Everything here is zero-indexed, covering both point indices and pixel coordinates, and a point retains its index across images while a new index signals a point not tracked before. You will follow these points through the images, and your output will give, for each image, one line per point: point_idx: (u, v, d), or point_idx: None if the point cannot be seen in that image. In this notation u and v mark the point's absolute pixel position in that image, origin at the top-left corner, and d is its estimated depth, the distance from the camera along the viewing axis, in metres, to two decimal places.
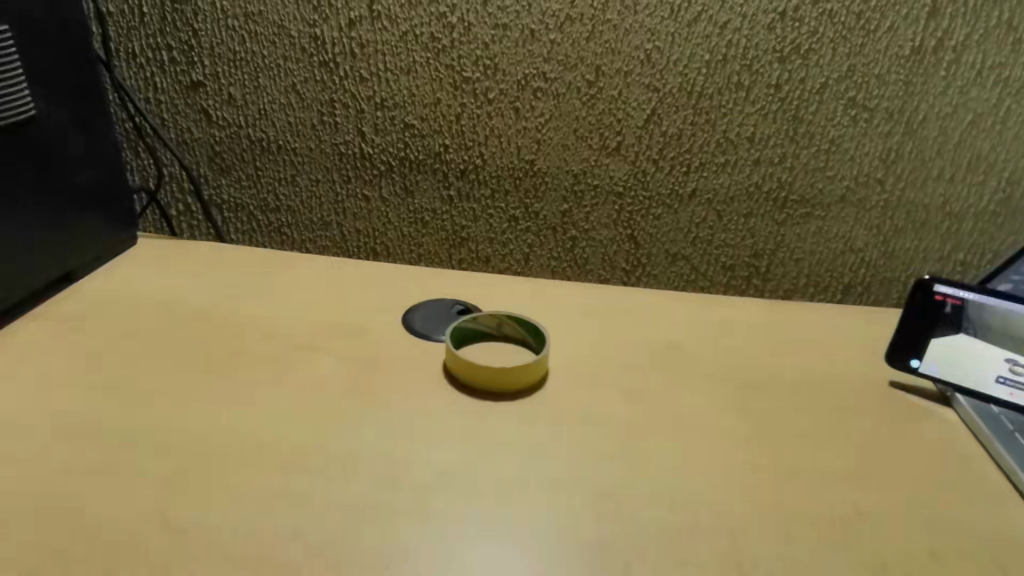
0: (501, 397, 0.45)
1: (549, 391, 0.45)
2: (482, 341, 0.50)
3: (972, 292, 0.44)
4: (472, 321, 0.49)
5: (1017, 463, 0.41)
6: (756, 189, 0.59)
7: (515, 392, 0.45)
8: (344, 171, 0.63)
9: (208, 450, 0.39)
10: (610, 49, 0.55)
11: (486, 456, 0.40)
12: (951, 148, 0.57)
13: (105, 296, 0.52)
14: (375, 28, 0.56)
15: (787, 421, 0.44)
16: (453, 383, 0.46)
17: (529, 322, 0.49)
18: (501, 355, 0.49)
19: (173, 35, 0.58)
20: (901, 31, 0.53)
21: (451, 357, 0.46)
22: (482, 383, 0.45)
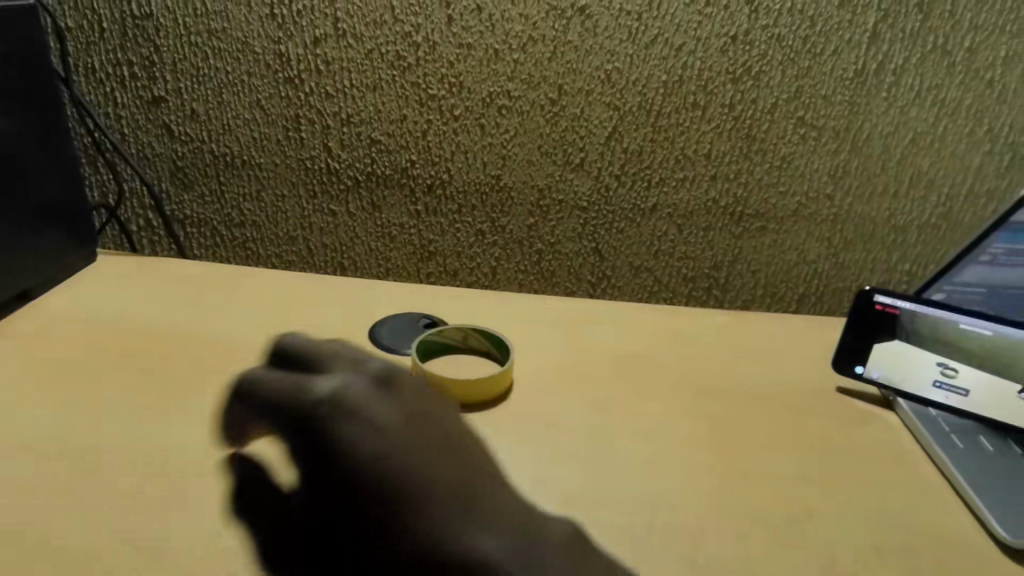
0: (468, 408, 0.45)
1: (515, 402, 0.46)
2: (448, 354, 0.51)
3: (908, 302, 0.47)
4: (438, 335, 0.50)
5: (950, 458, 0.43)
6: (713, 203, 0.62)
7: (481, 402, 0.46)
8: (311, 186, 0.63)
9: (174, 465, 0.39)
10: (571, 69, 0.57)
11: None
12: (895, 164, 0.60)
13: (64, 312, 0.51)
14: (340, 46, 0.57)
15: (744, 427, 0.46)
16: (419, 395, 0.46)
17: (495, 335, 0.50)
18: (469, 366, 0.49)
19: (134, 50, 0.58)
20: (845, 54, 0.56)
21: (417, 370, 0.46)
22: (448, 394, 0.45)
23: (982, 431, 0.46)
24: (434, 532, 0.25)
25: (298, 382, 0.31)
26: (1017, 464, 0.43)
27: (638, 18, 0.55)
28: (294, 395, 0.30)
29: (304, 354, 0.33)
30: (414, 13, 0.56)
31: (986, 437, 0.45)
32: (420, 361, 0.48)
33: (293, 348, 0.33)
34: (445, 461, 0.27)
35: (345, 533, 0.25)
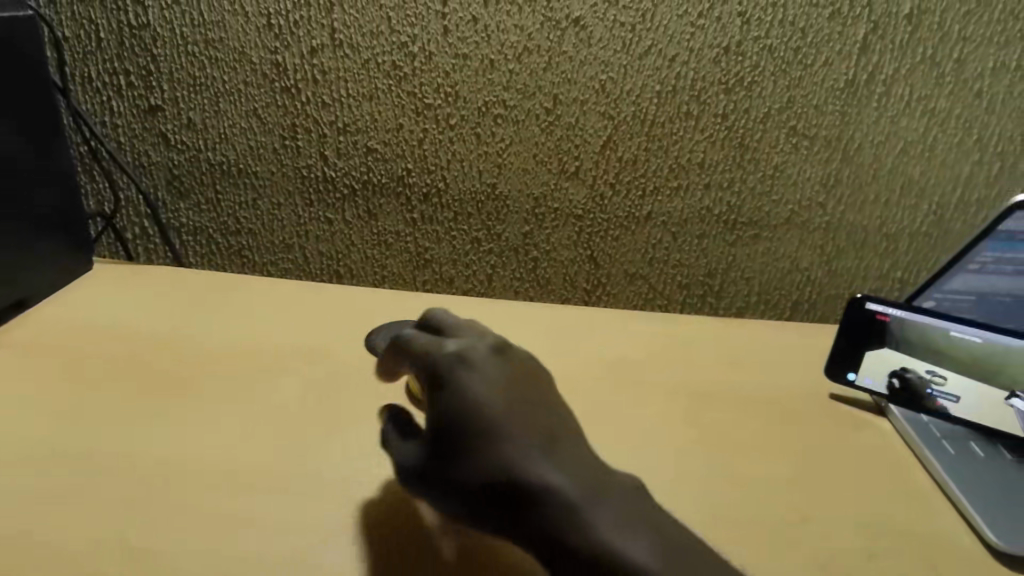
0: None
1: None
2: None
3: (898, 309, 0.48)
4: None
5: (942, 464, 0.43)
6: (707, 211, 0.62)
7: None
8: (307, 194, 0.63)
9: (168, 473, 0.38)
10: (566, 79, 0.58)
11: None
12: (886, 173, 0.61)
13: (60, 320, 0.51)
14: (337, 56, 0.57)
15: (738, 433, 0.46)
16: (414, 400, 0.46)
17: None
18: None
19: (131, 59, 0.58)
20: (835, 65, 0.57)
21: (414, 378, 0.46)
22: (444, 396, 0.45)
23: (972, 436, 0.46)
24: (523, 464, 0.32)
25: (434, 342, 0.38)
26: (1006, 469, 0.43)
27: (632, 30, 0.56)
28: (432, 351, 0.37)
29: (446, 324, 0.40)
30: (410, 24, 0.56)
31: (976, 442, 0.46)
32: None
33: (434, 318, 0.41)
34: (535, 420, 0.35)
35: (456, 458, 0.33)
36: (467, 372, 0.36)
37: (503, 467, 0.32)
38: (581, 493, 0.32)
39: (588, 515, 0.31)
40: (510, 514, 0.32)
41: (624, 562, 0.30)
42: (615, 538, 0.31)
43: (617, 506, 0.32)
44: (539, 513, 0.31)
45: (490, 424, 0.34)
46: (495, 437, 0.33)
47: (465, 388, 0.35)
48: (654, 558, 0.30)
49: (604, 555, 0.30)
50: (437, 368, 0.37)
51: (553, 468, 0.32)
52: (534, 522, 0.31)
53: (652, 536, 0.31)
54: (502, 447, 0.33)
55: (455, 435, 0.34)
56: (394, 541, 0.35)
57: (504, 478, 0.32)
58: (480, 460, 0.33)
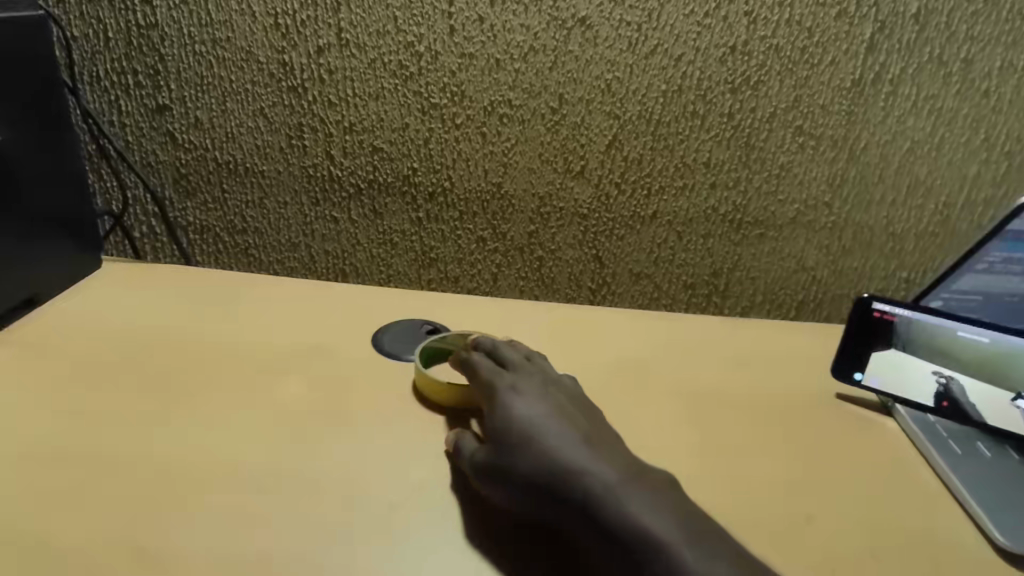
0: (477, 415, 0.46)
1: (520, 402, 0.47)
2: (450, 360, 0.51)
3: (905, 310, 0.47)
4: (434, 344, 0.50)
5: (949, 465, 0.43)
6: (713, 211, 0.62)
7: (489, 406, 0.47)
8: (313, 194, 0.63)
9: (174, 472, 0.39)
10: (572, 79, 0.58)
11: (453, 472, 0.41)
12: (892, 173, 0.60)
13: (68, 319, 0.52)
14: (343, 56, 0.58)
15: (743, 434, 0.46)
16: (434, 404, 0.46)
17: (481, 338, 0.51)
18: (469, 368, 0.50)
19: (139, 59, 0.59)
20: (842, 65, 0.57)
21: (420, 376, 0.47)
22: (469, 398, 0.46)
23: (979, 437, 0.46)
24: (562, 456, 0.36)
25: (492, 370, 0.44)
26: (1013, 469, 0.43)
27: (638, 29, 0.56)
28: (488, 376, 0.44)
29: (501, 353, 0.46)
30: (417, 24, 0.56)
31: (983, 442, 0.46)
32: (423, 367, 0.48)
33: (489, 349, 0.47)
34: (575, 428, 0.39)
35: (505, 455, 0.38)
36: (517, 392, 0.41)
37: (546, 461, 0.36)
38: (614, 479, 0.35)
39: (620, 496, 0.34)
40: (550, 498, 0.35)
41: (651, 533, 0.33)
42: (645, 513, 0.33)
43: (653, 492, 0.35)
44: (575, 496, 0.35)
45: (535, 428, 0.38)
46: (539, 437, 0.38)
47: (514, 403, 0.40)
48: (679, 532, 0.33)
49: (634, 528, 0.33)
50: (492, 390, 0.42)
51: (589, 460, 0.36)
52: (571, 504, 0.35)
53: (679, 515, 0.34)
54: (544, 445, 0.37)
55: (504, 437, 0.38)
56: (408, 536, 0.36)
57: (546, 468, 0.36)
58: (524, 455, 0.37)
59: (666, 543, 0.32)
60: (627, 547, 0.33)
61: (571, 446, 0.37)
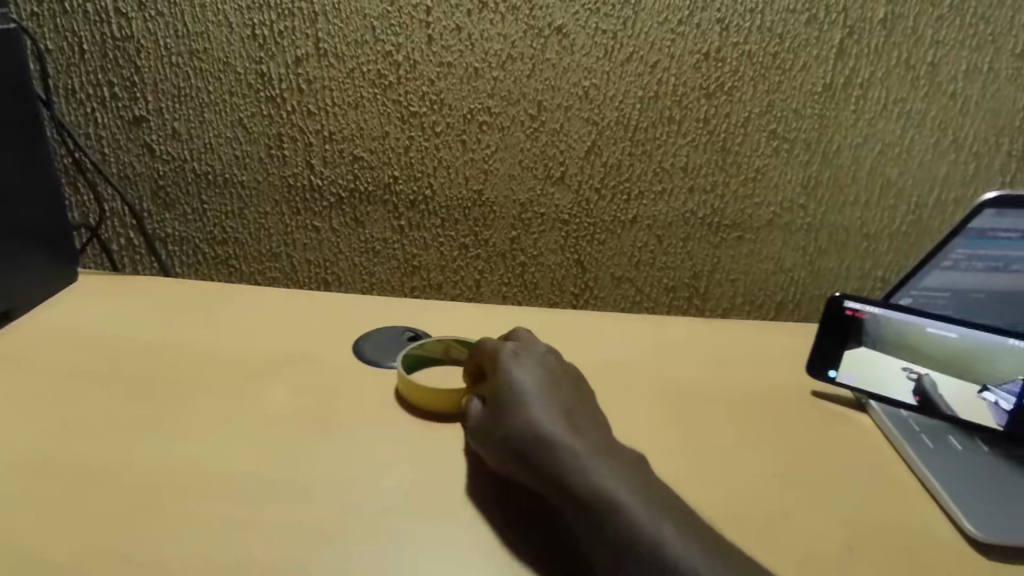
0: (455, 418, 0.46)
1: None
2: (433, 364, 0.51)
3: (876, 307, 0.49)
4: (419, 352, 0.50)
5: (924, 460, 0.44)
6: (692, 214, 0.63)
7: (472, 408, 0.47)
8: (294, 204, 0.63)
9: (157, 482, 0.38)
10: (550, 86, 0.58)
11: (438, 478, 0.41)
12: (865, 174, 0.62)
13: (46, 332, 0.51)
14: (322, 65, 0.58)
15: (723, 432, 0.47)
16: (414, 408, 0.47)
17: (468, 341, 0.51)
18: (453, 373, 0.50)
19: (114, 71, 0.58)
20: (813, 70, 0.58)
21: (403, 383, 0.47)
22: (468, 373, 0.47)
23: (950, 429, 0.47)
24: (541, 422, 0.37)
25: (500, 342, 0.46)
26: (984, 462, 0.44)
27: (613, 37, 0.57)
28: (493, 345, 0.45)
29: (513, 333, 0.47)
30: (395, 33, 0.57)
31: (956, 435, 0.47)
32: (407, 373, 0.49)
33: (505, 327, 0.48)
34: (560, 400, 0.40)
35: (492, 416, 0.39)
36: (517, 360, 0.42)
37: (525, 425, 0.37)
38: (585, 449, 0.36)
39: (586, 464, 0.35)
40: (526, 459, 0.36)
41: (610, 500, 0.33)
42: (608, 481, 0.34)
43: (623, 469, 0.35)
44: (548, 459, 0.36)
45: (523, 393, 0.39)
46: (523, 401, 0.39)
47: (511, 369, 0.42)
48: (640, 501, 0.33)
49: (596, 492, 0.34)
50: (493, 356, 0.44)
51: (566, 431, 0.37)
52: (543, 467, 0.36)
53: (643, 490, 0.34)
54: (527, 410, 0.38)
55: (494, 400, 0.40)
56: (389, 541, 0.36)
57: (524, 431, 0.37)
58: (508, 419, 0.38)
59: (623, 510, 0.33)
60: (589, 511, 0.33)
61: (552, 414, 0.38)
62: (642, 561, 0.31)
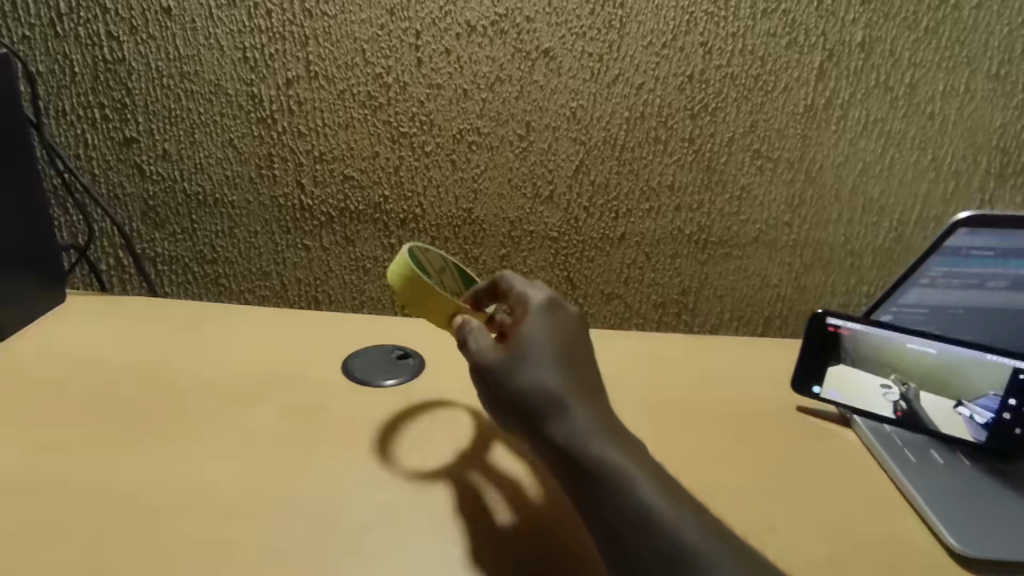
0: (444, 470, 0.43)
1: (498, 451, 0.45)
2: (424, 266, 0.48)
3: (858, 324, 0.49)
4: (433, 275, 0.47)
5: (906, 473, 0.45)
6: (679, 231, 0.64)
7: (462, 458, 0.44)
8: (284, 223, 0.63)
9: (141, 503, 0.38)
10: (538, 107, 0.59)
11: (429, 543, 0.37)
12: (848, 192, 0.63)
13: (31, 354, 0.51)
14: (312, 87, 0.59)
15: (709, 447, 0.47)
16: (399, 461, 0.43)
17: (468, 274, 0.52)
18: (441, 420, 0.48)
19: (106, 93, 0.59)
20: (794, 91, 0.59)
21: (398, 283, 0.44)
22: (474, 297, 0.47)
23: (932, 444, 0.48)
24: (550, 380, 0.36)
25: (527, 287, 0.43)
26: (964, 475, 0.45)
27: (599, 60, 0.58)
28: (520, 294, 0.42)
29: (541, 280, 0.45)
30: (385, 56, 0.58)
31: (937, 450, 0.47)
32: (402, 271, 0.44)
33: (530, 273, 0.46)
34: (572, 354, 0.38)
35: (495, 360, 0.38)
36: (544, 314, 0.40)
37: (540, 387, 0.36)
38: (595, 421, 0.35)
39: (598, 440, 0.34)
40: (531, 415, 0.36)
41: (623, 480, 0.33)
42: (616, 456, 0.34)
43: (634, 450, 0.35)
44: (554, 421, 0.35)
45: (534, 346, 0.38)
46: (533, 353, 0.38)
47: (529, 319, 0.40)
48: (652, 481, 0.33)
49: (610, 470, 0.33)
50: (521, 307, 0.41)
51: (576, 393, 0.36)
52: (548, 428, 0.35)
53: (654, 469, 0.34)
54: (546, 372, 0.37)
55: (501, 347, 0.39)
56: (376, 560, 0.36)
57: (540, 394, 0.36)
58: (524, 377, 0.37)
59: (629, 484, 0.32)
60: (601, 490, 0.33)
61: (562, 372, 0.37)
62: (657, 547, 0.30)
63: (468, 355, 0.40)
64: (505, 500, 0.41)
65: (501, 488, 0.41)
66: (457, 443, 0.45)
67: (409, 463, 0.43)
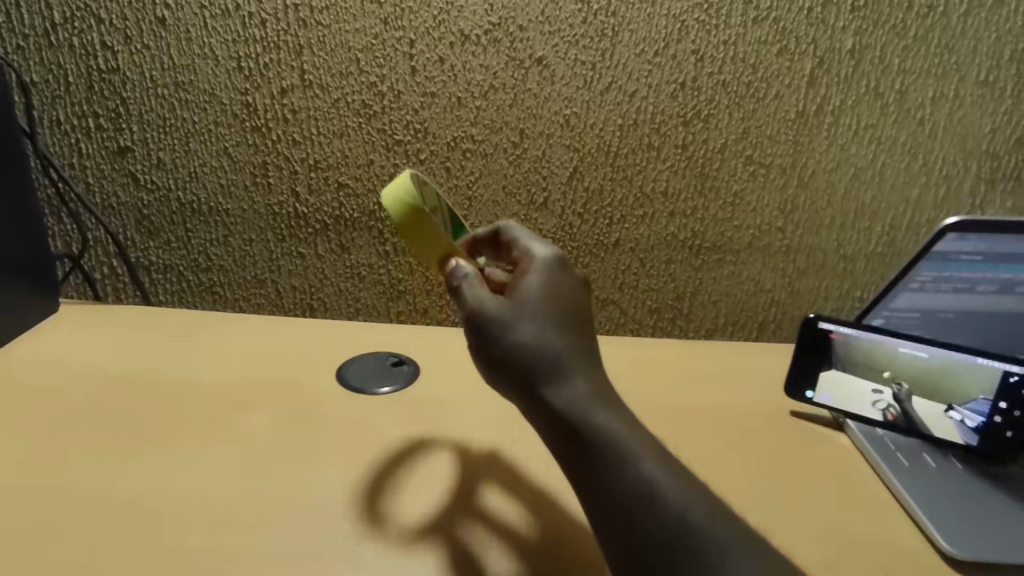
0: (430, 520, 0.39)
1: (490, 494, 0.41)
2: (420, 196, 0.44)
3: (849, 328, 0.50)
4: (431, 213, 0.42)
5: (899, 478, 0.45)
6: (673, 237, 0.65)
7: (452, 500, 0.41)
8: (279, 231, 0.63)
9: (135, 511, 0.38)
10: (532, 115, 0.60)
11: None
12: (839, 197, 0.63)
13: (25, 363, 0.50)
14: (307, 96, 0.59)
15: (704, 452, 0.48)
16: (381, 508, 0.40)
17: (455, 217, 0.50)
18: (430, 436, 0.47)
19: (100, 103, 0.59)
20: (785, 98, 0.60)
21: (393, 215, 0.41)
22: (471, 242, 0.47)
23: (926, 448, 0.48)
24: (549, 340, 0.35)
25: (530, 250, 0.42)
26: (957, 479, 0.45)
27: (593, 68, 0.58)
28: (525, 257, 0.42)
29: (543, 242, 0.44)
30: (379, 65, 0.58)
31: (931, 454, 0.47)
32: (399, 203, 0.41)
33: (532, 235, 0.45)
34: (571, 316, 0.37)
35: (491, 312, 0.36)
36: (545, 274, 0.39)
37: (541, 348, 0.35)
38: (594, 390, 0.34)
39: (598, 410, 0.33)
40: (528, 374, 0.34)
41: (624, 452, 0.32)
42: (616, 426, 0.33)
43: (633, 421, 0.34)
44: (552, 385, 0.34)
45: (532, 304, 0.36)
46: (531, 311, 0.36)
47: (531, 277, 0.39)
48: (653, 455, 0.32)
49: (612, 439, 0.32)
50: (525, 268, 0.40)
51: (575, 358, 0.35)
52: (546, 391, 0.34)
53: (654, 442, 0.33)
54: (547, 333, 0.35)
55: (500, 300, 0.37)
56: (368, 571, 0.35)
57: (541, 355, 0.34)
58: (524, 335, 0.35)
59: (629, 455, 0.32)
60: (603, 461, 0.32)
61: (561, 334, 0.36)
62: (663, 523, 0.30)
63: (460, 305, 0.37)
64: (502, 552, 0.37)
65: (497, 536, 0.38)
66: (444, 485, 0.42)
67: (398, 490, 0.41)
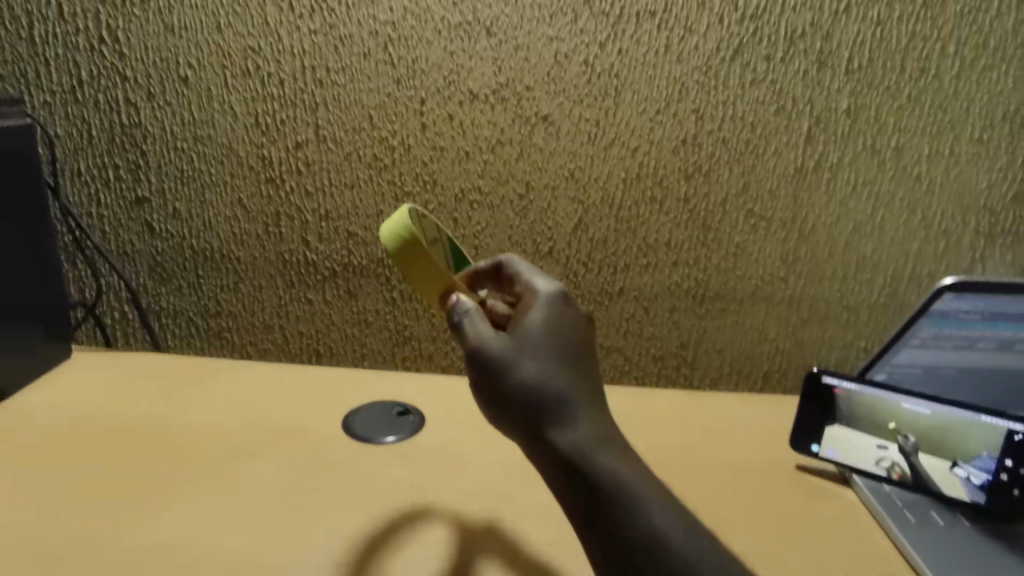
0: None
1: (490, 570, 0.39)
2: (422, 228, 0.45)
3: (852, 382, 0.50)
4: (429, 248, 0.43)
5: (906, 537, 0.44)
6: (676, 286, 0.65)
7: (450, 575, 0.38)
8: (288, 278, 0.65)
9: (135, 560, 0.38)
10: (538, 168, 0.62)
11: None
12: (840, 250, 0.64)
13: (34, 408, 0.51)
14: (321, 149, 0.61)
15: (709, 505, 0.47)
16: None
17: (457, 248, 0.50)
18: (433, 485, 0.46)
19: (121, 155, 0.61)
20: (784, 154, 0.62)
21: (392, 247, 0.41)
22: (472, 275, 0.47)
23: (933, 505, 0.47)
24: (553, 380, 0.35)
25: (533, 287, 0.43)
26: (965, 539, 0.44)
27: (596, 124, 0.61)
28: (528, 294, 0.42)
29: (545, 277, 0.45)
30: (390, 121, 0.60)
31: (939, 512, 0.47)
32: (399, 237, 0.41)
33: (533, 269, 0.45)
34: (574, 355, 0.38)
35: (496, 351, 0.36)
36: (548, 312, 0.40)
37: (545, 389, 0.35)
38: (598, 432, 0.34)
39: (602, 452, 0.34)
40: (533, 415, 0.34)
41: (631, 495, 0.32)
42: (620, 469, 0.33)
43: (636, 462, 0.34)
44: (557, 427, 0.34)
45: (537, 344, 0.37)
46: (535, 351, 0.36)
47: (535, 315, 0.39)
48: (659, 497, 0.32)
49: (618, 483, 0.32)
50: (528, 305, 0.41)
51: (579, 398, 0.36)
52: (551, 433, 0.34)
53: (659, 482, 0.33)
54: (551, 374, 0.36)
55: (504, 337, 0.37)
56: None
57: (545, 396, 0.35)
58: (529, 375, 0.35)
59: (637, 499, 0.32)
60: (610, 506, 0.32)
61: (565, 373, 0.36)
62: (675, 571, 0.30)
63: (462, 343, 0.37)
64: None
65: None
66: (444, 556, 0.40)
67: (400, 541, 0.41)
